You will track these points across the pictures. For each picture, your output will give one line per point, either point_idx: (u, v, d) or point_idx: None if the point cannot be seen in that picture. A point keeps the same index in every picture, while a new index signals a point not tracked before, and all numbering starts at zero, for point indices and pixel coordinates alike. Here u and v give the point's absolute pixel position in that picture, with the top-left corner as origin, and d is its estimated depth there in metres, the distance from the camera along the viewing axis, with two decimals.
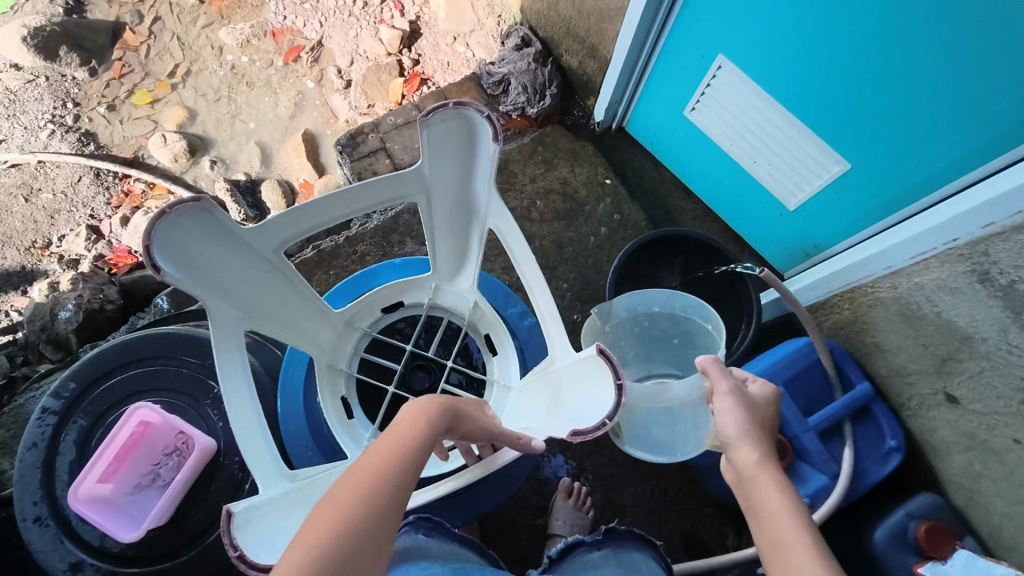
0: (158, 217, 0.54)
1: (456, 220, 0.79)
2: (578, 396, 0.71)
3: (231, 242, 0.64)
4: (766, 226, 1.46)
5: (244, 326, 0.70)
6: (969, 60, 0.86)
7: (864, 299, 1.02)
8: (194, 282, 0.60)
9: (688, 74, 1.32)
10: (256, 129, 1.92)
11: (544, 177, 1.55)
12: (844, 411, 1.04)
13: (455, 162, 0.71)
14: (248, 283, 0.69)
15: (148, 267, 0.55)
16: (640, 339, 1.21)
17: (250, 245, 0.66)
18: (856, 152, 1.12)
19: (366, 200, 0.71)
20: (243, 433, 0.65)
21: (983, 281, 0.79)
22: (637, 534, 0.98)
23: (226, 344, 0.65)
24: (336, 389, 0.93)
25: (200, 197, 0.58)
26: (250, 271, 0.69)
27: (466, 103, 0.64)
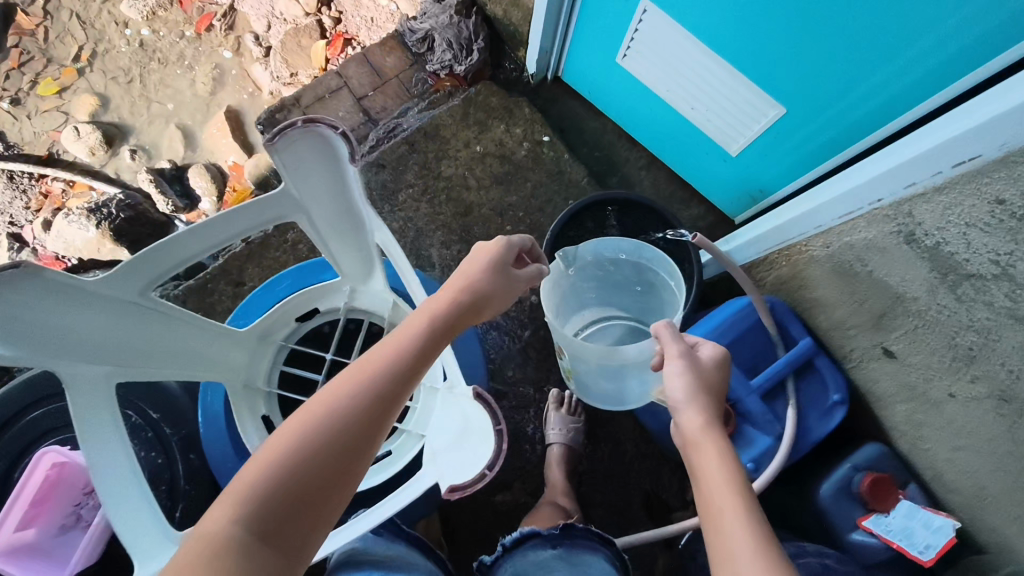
0: None
1: (347, 232, 0.73)
2: (471, 434, 0.77)
3: (81, 298, 0.58)
4: (711, 172, 1.39)
5: (117, 377, 0.65)
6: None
7: (799, 257, 0.96)
8: (37, 352, 0.55)
9: (614, 18, 1.22)
10: (175, 110, 1.80)
11: (478, 141, 1.46)
12: (787, 368, 1.02)
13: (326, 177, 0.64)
14: (119, 331, 0.64)
15: None
16: (602, 285, 1.16)
17: (109, 292, 0.61)
18: (792, 92, 1.04)
19: (233, 226, 0.65)
20: (114, 489, 0.59)
21: (910, 242, 0.73)
22: (595, 533, 0.96)
23: (93, 404, 0.60)
24: (256, 409, 0.90)
25: (23, 262, 0.51)
26: (118, 318, 0.63)
27: (316, 121, 0.57)
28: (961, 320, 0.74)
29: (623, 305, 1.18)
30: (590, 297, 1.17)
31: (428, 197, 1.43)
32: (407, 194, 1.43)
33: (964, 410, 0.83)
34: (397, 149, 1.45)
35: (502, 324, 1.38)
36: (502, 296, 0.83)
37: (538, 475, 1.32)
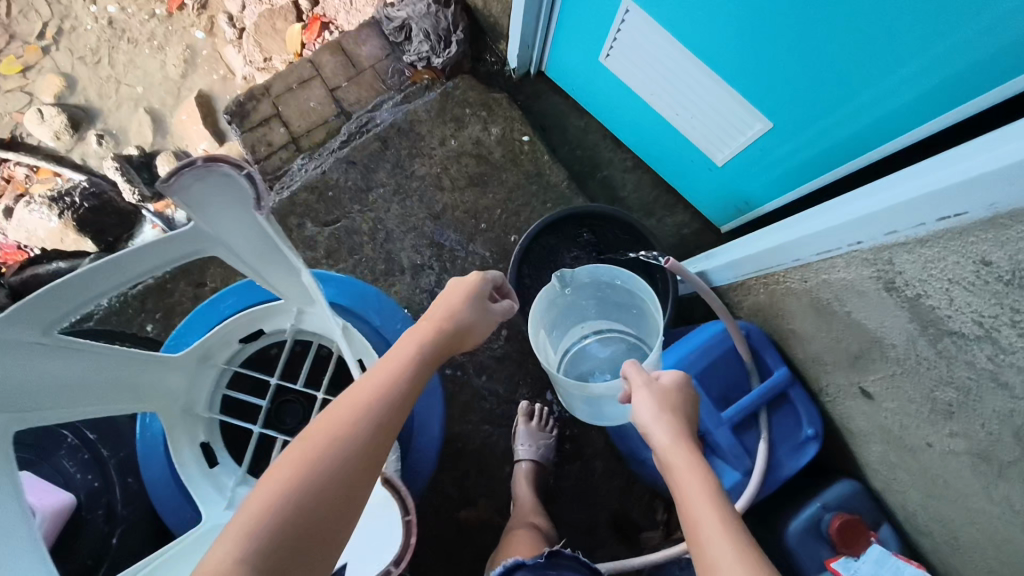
0: None
1: (277, 259, 0.68)
2: (379, 523, 0.83)
3: None
4: (697, 179, 1.32)
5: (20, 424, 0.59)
6: (888, 7, 0.71)
7: (777, 287, 0.90)
8: None
9: (596, 15, 1.14)
10: (144, 93, 1.72)
11: (455, 139, 1.39)
12: (760, 400, 0.97)
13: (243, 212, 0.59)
14: (19, 376, 0.58)
15: None
16: (604, 300, 1.11)
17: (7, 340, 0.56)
18: (780, 105, 0.97)
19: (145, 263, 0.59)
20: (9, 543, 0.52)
21: (889, 289, 0.67)
22: (584, 562, 0.91)
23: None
24: (195, 435, 0.86)
25: None
26: (19, 364, 0.58)
27: (218, 158, 0.51)
28: (939, 374, 0.69)
29: (626, 322, 1.13)
30: (591, 310, 1.13)
31: (400, 197, 1.37)
32: (378, 193, 1.36)
33: (941, 462, 0.78)
34: (369, 145, 1.38)
35: None
36: (479, 327, 0.84)
37: (506, 491, 1.28)
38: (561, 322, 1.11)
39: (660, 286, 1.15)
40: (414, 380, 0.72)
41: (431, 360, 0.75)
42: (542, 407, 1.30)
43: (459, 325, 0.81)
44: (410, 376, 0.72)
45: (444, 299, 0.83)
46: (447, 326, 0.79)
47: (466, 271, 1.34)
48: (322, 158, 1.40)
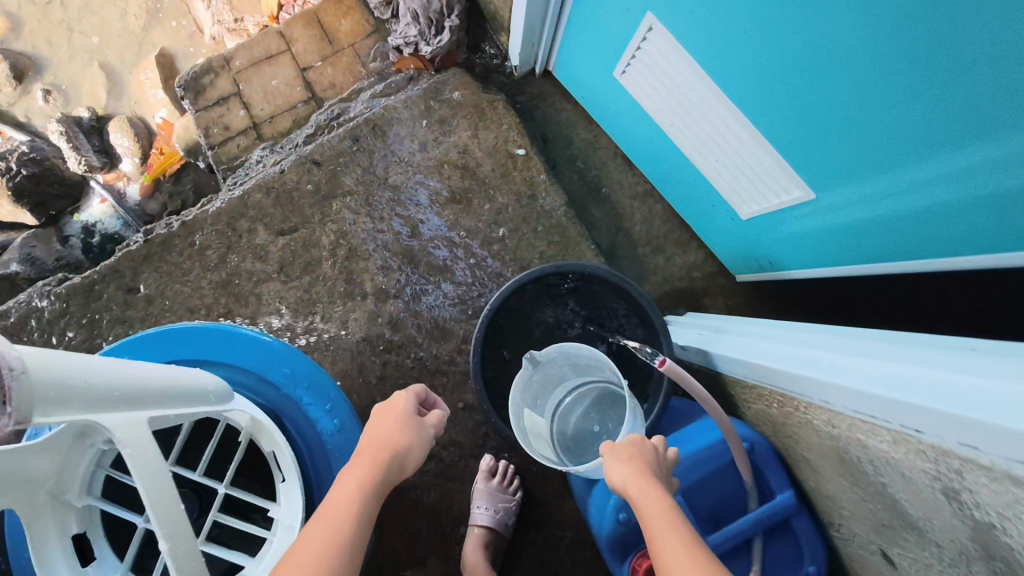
0: None
1: None
2: None
3: None
4: (717, 226, 1.12)
5: None
6: (996, 89, 0.52)
7: (795, 413, 0.72)
8: None
9: (613, 26, 0.93)
10: (100, 46, 1.52)
11: (438, 144, 1.19)
12: (756, 528, 0.80)
13: None
14: None
15: None
16: (577, 362, 0.91)
17: None
18: (825, 174, 0.78)
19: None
20: None
21: (948, 496, 0.50)
22: None
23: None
24: (66, 528, 0.69)
25: None
26: None
27: None
28: None
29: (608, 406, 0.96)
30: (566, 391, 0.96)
31: (368, 206, 1.18)
32: (343, 202, 1.17)
33: None
34: (338, 142, 1.18)
35: (436, 375, 1.14)
36: (420, 447, 0.73)
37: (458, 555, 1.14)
38: (541, 398, 0.93)
39: (645, 371, 0.96)
40: (360, 531, 0.61)
41: (376, 497, 0.65)
42: (506, 464, 1.14)
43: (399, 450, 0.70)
44: (359, 530, 0.60)
45: (376, 426, 0.72)
46: (389, 449, 0.69)
47: (437, 301, 1.16)
48: (283, 153, 1.21)
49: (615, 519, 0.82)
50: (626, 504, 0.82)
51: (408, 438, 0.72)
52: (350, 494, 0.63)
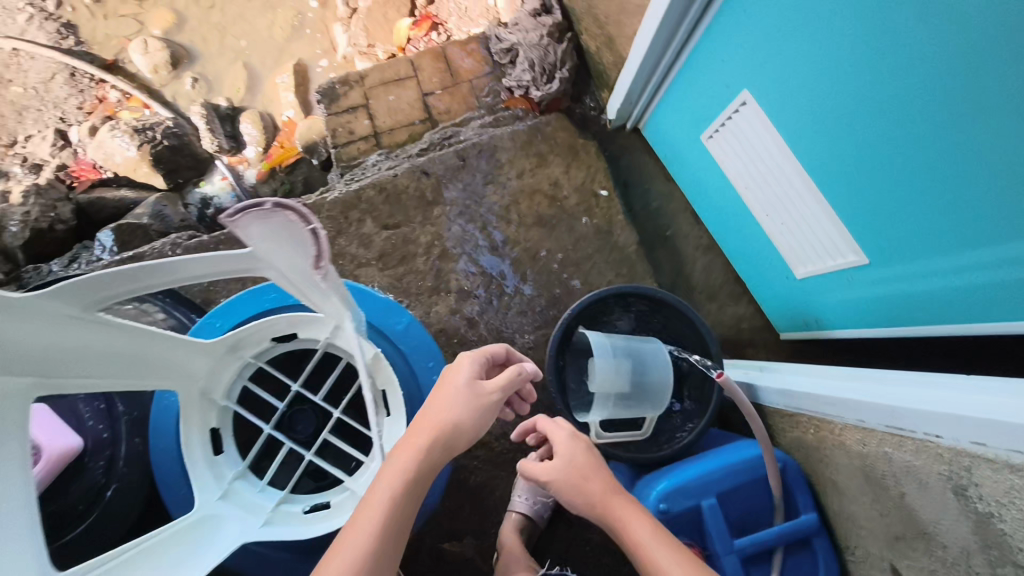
0: None
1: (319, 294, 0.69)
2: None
3: (17, 317, 0.54)
4: (771, 283, 1.25)
5: (38, 389, 0.60)
6: (1015, 185, 0.67)
7: (829, 435, 0.85)
8: None
9: (710, 96, 1.10)
10: (247, 48, 1.74)
11: (533, 174, 1.37)
12: (777, 538, 0.91)
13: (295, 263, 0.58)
14: (52, 345, 0.59)
15: None
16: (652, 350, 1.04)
17: (43, 310, 0.56)
18: (874, 244, 0.92)
19: (181, 272, 0.59)
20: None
21: (957, 494, 0.62)
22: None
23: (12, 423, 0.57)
24: (206, 420, 0.85)
25: None
26: (51, 334, 0.59)
27: (291, 208, 0.50)
28: None
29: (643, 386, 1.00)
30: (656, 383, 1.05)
31: (465, 217, 1.35)
32: (444, 210, 1.34)
33: None
34: (448, 161, 1.36)
35: None
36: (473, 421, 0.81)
37: (492, 538, 1.24)
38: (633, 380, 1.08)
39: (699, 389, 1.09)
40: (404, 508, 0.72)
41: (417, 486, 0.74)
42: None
43: (447, 430, 0.77)
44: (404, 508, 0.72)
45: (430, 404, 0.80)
46: (441, 426, 0.78)
47: (511, 309, 1.31)
48: (398, 161, 1.39)
49: (657, 509, 0.93)
50: (667, 496, 0.93)
51: (457, 416, 0.79)
52: (397, 474, 0.73)
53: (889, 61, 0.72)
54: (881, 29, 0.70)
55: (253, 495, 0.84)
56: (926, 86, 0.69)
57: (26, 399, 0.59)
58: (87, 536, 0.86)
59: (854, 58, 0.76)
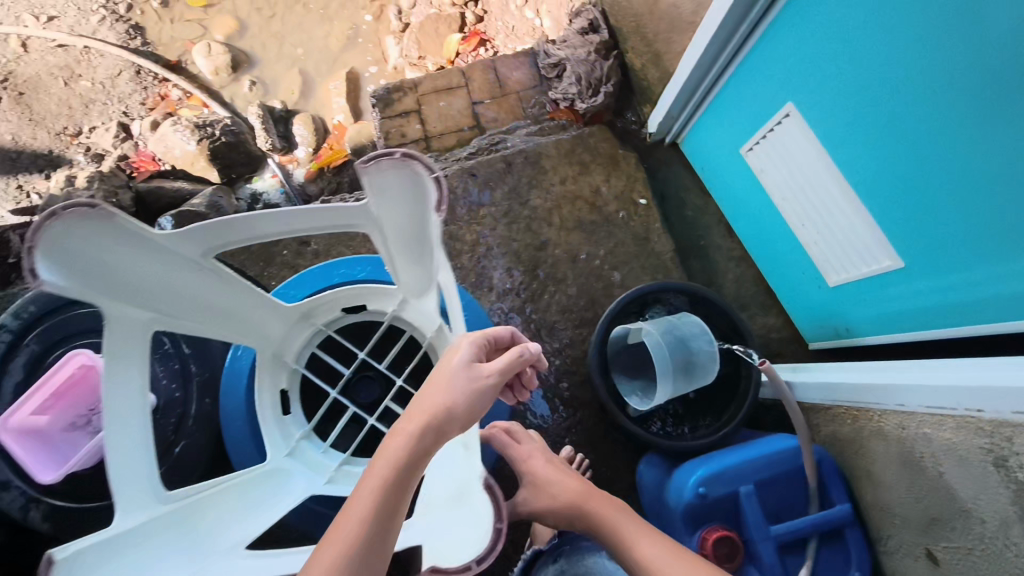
0: (45, 219, 0.51)
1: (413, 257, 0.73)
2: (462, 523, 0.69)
3: (149, 249, 0.61)
4: (802, 292, 1.30)
5: (154, 323, 0.67)
6: None
7: (868, 423, 0.90)
8: (89, 285, 0.57)
9: (753, 110, 1.18)
10: (303, 56, 1.84)
11: (576, 181, 1.44)
12: (810, 530, 0.95)
13: (406, 214, 0.63)
14: (172, 281, 0.66)
15: (27, 272, 0.51)
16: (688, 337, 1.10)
17: (170, 249, 0.63)
18: (910, 249, 0.97)
19: (296, 224, 0.65)
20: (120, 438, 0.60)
21: (997, 465, 0.68)
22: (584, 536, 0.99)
23: (127, 356, 0.63)
24: (277, 381, 0.90)
25: (97, 202, 0.54)
26: (173, 271, 0.65)
27: (414, 157, 0.56)
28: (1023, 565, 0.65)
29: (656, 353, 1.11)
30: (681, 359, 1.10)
31: (510, 218, 1.41)
32: (490, 210, 1.41)
33: None
34: (495, 165, 1.44)
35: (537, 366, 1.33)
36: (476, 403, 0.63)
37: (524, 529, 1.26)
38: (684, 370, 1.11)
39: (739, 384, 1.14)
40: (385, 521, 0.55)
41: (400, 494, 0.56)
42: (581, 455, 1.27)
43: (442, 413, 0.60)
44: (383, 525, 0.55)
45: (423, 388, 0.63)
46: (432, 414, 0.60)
47: (550, 307, 1.36)
48: (447, 163, 1.47)
49: (695, 492, 0.97)
50: (706, 481, 0.98)
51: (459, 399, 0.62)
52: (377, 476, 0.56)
53: (944, 66, 0.78)
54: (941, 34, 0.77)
55: (317, 453, 0.89)
56: (971, 90, 0.76)
57: (145, 330, 0.66)
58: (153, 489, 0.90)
59: (909, 65, 0.82)
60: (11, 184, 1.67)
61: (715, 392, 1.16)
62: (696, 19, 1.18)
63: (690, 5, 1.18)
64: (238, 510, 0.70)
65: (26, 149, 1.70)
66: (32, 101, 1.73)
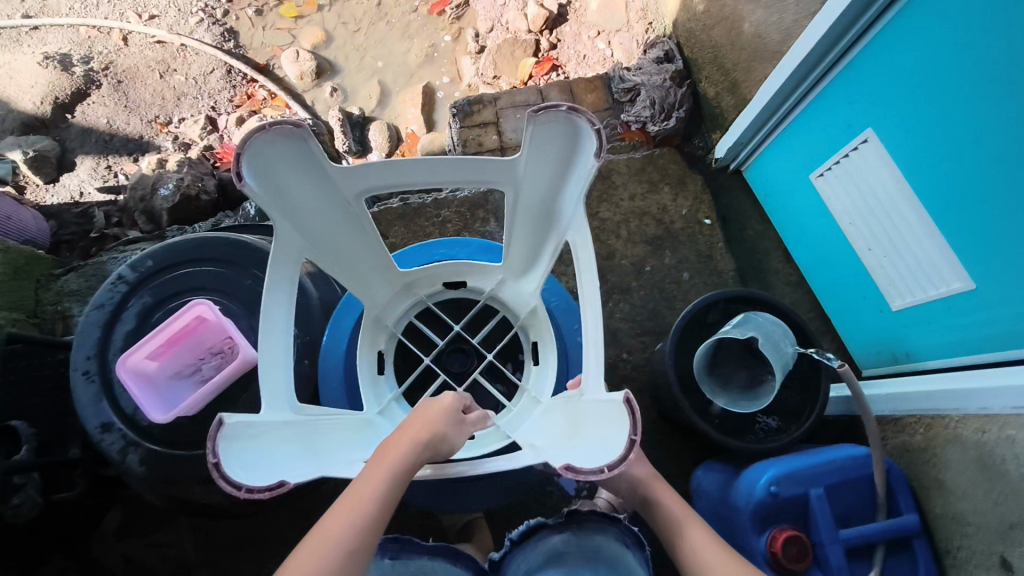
0: (257, 130, 0.62)
1: (539, 222, 0.80)
2: (595, 432, 0.68)
3: (319, 180, 0.72)
4: (861, 315, 1.33)
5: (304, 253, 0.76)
6: None
7: (943, 430, 0.95)
8: (269, 198, 0.67)
9: (826, 138, 1.24)
10: (382, 68, 1.95)
11: (644, 198, 1.51)
12: (880, 535, 0.96)
13: (553, 167, 0.72)
14: (325, 215, 0.76)
15: (234, 172, 0.62)
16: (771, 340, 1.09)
17: (334, 185, 0.73)
18: (982, 272, 1.00)
19: (445, 176, 0.74)
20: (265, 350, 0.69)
21: None
22: (601, 515, 0.96)
23: (279, 270, 0.72)
24: (375, 343, 0.96)
25: (297, 123, 0.65)
26: (329, 206, 0.75)
27: (579, 111, 0.65)
28: None
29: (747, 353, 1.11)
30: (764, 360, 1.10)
31: None
32: None
33: None
34: None
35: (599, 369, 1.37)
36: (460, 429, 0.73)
37: None
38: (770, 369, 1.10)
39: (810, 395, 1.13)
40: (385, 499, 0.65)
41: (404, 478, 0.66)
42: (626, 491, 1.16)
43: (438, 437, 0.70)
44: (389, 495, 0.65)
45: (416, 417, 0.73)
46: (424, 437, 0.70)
47: (614, 314, 1.41)
48: None
49: (767, 490, 1.00)
50: (778, 480, 1.00)
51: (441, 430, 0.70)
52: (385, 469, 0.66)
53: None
54: (991, 56, 0.87)
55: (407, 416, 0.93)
56: None
57: (297, 256, 0.74)
58: None
59: (974, 88, 0.91)
60: (101, 164, 1.76)
61: (788, 398, 1.15)
62: (782, 49, 1.26)
63: (777, 34, 1.26)
64: (336, 439, 0.76)
65: (119, 133, 1.81)
66: (129, 90, 1.84)
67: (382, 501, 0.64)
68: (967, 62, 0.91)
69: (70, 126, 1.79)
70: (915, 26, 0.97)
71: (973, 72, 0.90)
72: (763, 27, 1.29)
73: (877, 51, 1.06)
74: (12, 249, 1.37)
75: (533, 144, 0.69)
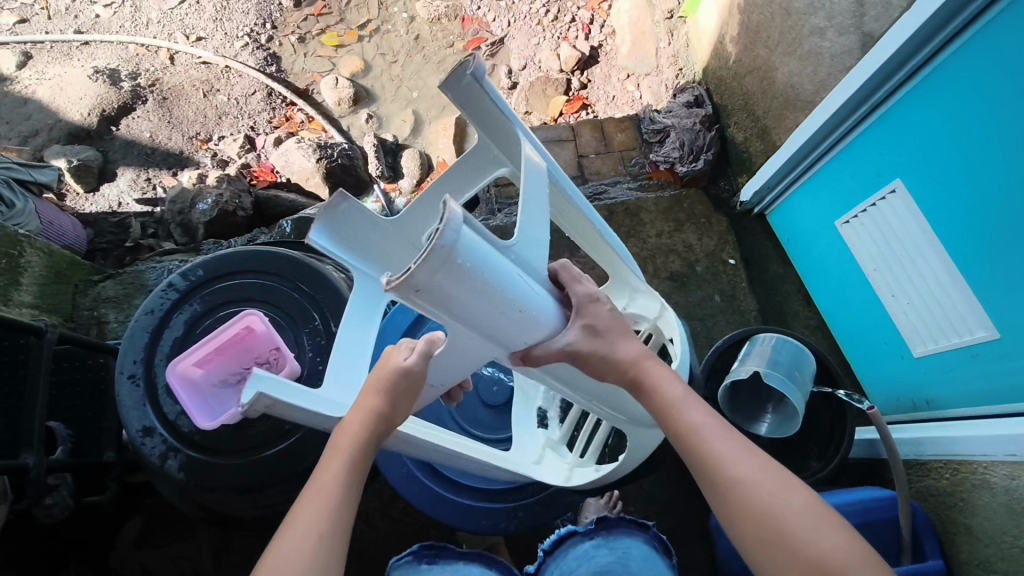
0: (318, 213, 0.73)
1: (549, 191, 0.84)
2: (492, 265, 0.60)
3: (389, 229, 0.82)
4: (881, 361, 1.34)
5: None
6: None
7: (971, 475, 0.98)
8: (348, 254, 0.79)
9: (853, 186, 1.28)
10: (417, 99, 2.02)
11: (670, 236, 1.54)
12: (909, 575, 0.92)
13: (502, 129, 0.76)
14: None
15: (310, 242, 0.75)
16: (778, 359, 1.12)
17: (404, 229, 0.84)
18: (1008, 321, 1.01)
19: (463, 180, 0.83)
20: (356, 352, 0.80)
21: None
22: (629, 520, 0.97)
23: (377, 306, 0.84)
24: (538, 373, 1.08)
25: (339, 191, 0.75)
26: None
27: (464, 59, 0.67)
28: None
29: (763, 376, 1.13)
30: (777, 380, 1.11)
31: None
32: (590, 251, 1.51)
33: None
34: (597, 212, 1.55)
35: None
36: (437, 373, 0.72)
37: None
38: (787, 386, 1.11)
39: (835, 434, 1.15)
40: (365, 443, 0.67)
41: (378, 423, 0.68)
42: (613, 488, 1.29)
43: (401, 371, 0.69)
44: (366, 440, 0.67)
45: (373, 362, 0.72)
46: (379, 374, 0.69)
47: None
48: None
49: None
50: None
51: (399, 378, 0.68)
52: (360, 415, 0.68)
53: None
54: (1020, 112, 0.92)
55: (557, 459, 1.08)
56: None
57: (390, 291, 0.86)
58: (281, 455, 0.99)
59: (1004, 143, 0.95)
60: (141, 176, 1.81)
61: (810, 437, 1.17)
62: (815, 99, 1.32)
63: (810, 85, 1.32)
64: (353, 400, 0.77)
65: (160, 148, 1.86)
66: (172, 107, 1.91)
67: (349, 478, 0.66)
68: (1004, 116, 0.94)
69: (114, 138, 1.85)
70: (949, 79, 1.02)
71: (1010, 126, 0.94)
72: (795, 77, 1.37)
73: (907, 107, 1.12)
74: (56, 253, 1.40)
75: (468, 111, 0.73)
